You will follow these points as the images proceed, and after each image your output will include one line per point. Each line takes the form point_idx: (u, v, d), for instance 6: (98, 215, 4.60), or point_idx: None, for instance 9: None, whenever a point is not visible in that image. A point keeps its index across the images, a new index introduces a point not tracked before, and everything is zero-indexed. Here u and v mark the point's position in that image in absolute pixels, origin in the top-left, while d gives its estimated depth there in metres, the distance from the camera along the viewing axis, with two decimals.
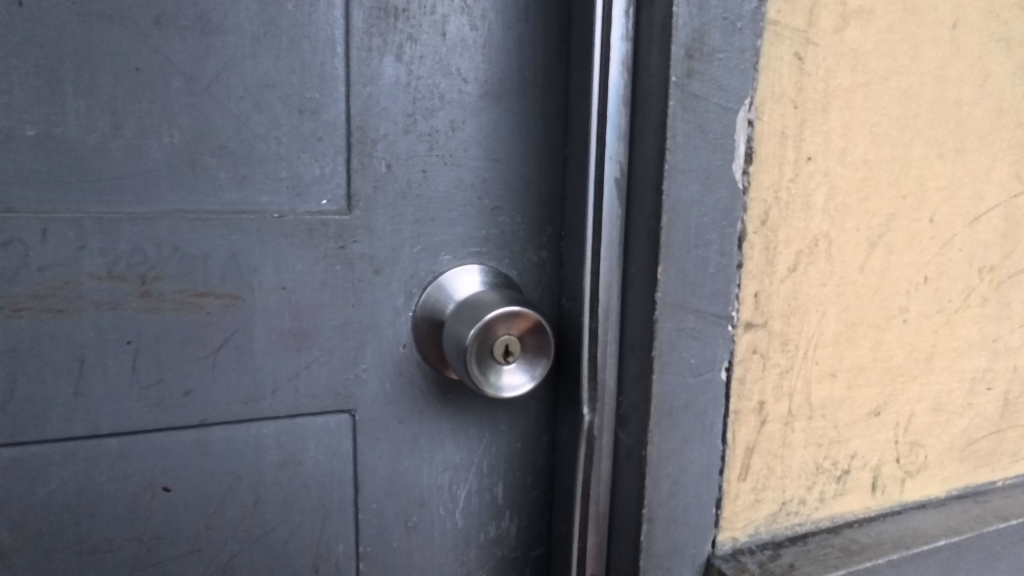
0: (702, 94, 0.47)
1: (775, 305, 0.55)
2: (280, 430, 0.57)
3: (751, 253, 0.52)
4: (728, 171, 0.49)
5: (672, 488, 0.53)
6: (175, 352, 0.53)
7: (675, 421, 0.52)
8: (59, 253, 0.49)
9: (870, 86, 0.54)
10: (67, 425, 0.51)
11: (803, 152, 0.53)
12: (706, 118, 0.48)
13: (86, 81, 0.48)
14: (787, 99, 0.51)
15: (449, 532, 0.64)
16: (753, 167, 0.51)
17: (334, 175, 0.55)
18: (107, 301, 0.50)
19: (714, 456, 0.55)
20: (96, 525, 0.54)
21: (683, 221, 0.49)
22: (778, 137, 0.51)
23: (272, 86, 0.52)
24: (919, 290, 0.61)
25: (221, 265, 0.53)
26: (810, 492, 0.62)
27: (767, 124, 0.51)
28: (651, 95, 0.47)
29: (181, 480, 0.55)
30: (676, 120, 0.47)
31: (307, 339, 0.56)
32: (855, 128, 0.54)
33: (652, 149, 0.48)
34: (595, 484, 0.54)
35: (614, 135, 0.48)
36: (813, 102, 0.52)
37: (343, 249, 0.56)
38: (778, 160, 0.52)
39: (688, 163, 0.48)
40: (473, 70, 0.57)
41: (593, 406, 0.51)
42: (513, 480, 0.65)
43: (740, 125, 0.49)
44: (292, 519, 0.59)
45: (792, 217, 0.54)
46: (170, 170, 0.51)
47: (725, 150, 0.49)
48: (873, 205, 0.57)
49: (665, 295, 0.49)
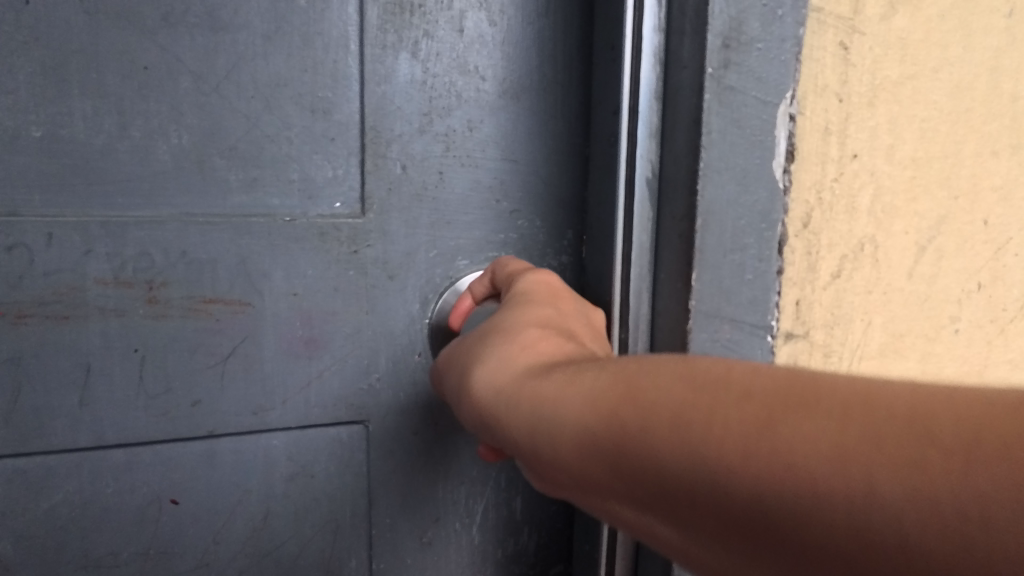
0: (739, 86, 0.44)
1: (817, 316, 0.51)
2: (291, 441, 0.55)
3: (792, 258, 0.49)
4: (767, 169, 0.46)
5: None
6: (182, 360, 0.51)
7: None
8: (65, 257, 0.47)
9: (919, 78, 0.50)
10: (72, 436, 0.50)
11: (847, 149, 0.49)
12: (743, 112, 0.44)
13: (92, 81, 0.47)
14: (830, 92, 0.47)
15: (465, 549, 0.61)
16: (795, 164, 0.47)
17: (347, 177, 0.53)
18: (113, 307, 0.49)
19: None
20: (103, 538, 0.52)
21: (719, 223, 0.45)
22: (821, 133, 0.48)
23: (283, 85, 0.50)
24: (971, 298, 0.57)
25: (229, 271, 0.51)
26: None
27: (809, 119, 0.47)
28: (683, 89, 0.44)
29: (190, 493, 0.53)
30: (712, 114, 0.43)
31: (318, 348, 0.54)
32: (903, 124, 0.51)
33: (684, 146, 0.45)
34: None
35: (643, 132, 0.46)
36: (859, 95, 0.48)
37: (356, 254, 0.53)
38: (820, 157, 0.48)
39: (724, 161, 0.44)
40: (491, 67, 0.54)
41: None
42: (531, 495, 0.62)
43: (781, 120, 0.46)
44: (302, 535, 0.56)
45: (836, 220, 0.50)
46: (178, 171, 0.49)
47: (763, 147, 0.46)
48: (921, 206, 0.53)
49: (698, 304, 0.46)
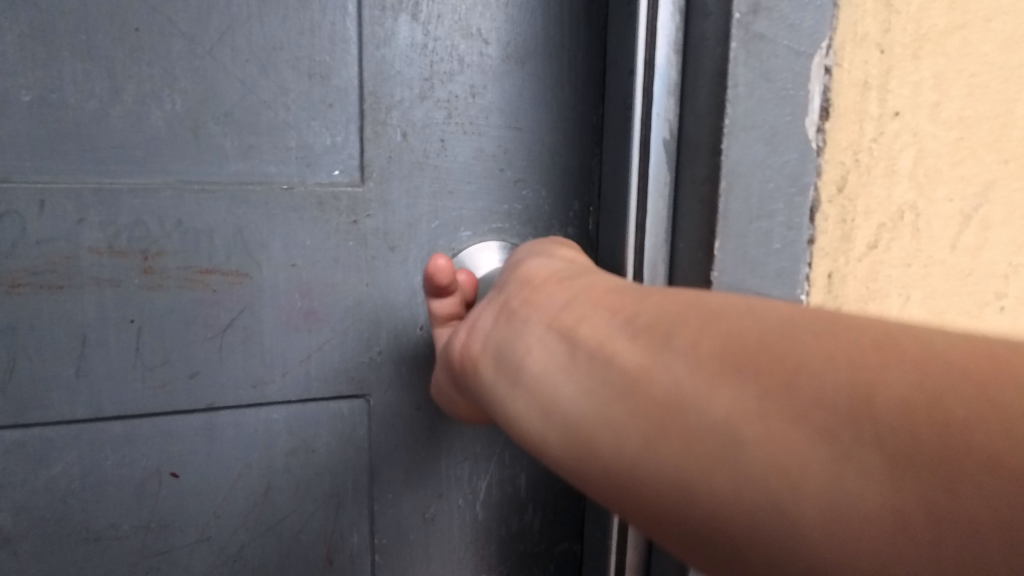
0: (770, 35, 0.42)
1: (850, 289, 0.51)
2: (291, 415, 0.54)
3: (824, 227, 0.48)
4: (799, 127, 0.45)
5: None
6: (180, 332, 0.50)
7: None
8: (58, 226, 0.46)
9: (969, 28, 0.49)
10: (70, 408, 0.49)
11: (889, 106, 0.48)
12: (773, 63, 0.43)
13: (82, 43, 0.45)
14: (870, 42, 0.46)
15: (468, 525, 0.61)
16: (829, 123, 0.46)
17: (346, 145, 0.51)
18: (108, 277, 0.48)
19: None
20: (103, 510, 0.51)
21: (744, 186, 0.43)
22: (860, 87, 0.47)
23: (279, 49, 0.49)
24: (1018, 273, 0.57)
25: (227, 241, 0.50)
26: None
27: (846, 72, 0.46)
28: (707, 38, 0.43)
29: (189, 466, 0.53)
30: (739, 66, 0.42)
31: (318, 320, 0.53)
32: (951, 78, 0.50)
33: (706, 103, 0.43)
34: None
35: (661, 88, 0.44)
36: (902, 46, 0.47)
37: (356, 225, 0.52)
38: (859, 115, 0.47)
39: (750, 118, 0.43)
40: (495, 30, 0.53)
41: None
42: (536, 472, 0.61)
43: (816, 73, 0.45)
44: (303, 510, 0.56)
45: (873, 184, 0.49)
46: (172, 139, 0.48)
47: (795, 102, 0.44)
48: (968, 170, 0.52)
49: (721, 274, 0.44)
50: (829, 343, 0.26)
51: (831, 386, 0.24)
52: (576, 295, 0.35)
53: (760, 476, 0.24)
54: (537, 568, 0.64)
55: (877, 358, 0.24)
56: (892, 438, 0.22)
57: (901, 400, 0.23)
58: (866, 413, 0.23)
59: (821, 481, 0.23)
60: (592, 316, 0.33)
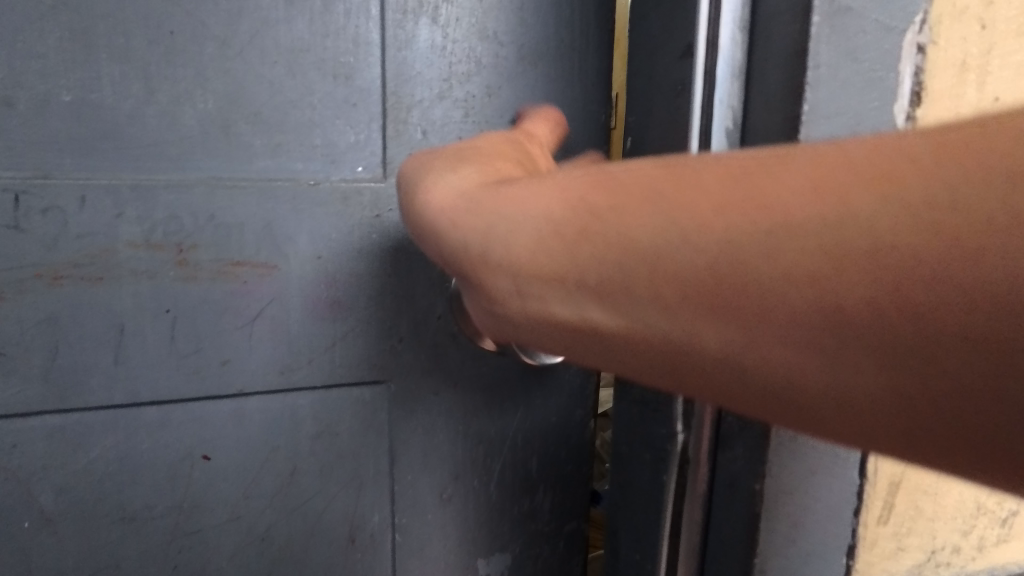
0: (859, 11, 0.45)
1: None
2: (317, 400, 0.57)
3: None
4: (889, 111, 0.48)
5: (792, 526, 0.50)
6: (212, 321, 0.52)
7: (800, 448, 0.49)
8: (97, 220, 0.49)
9: None
10: (108, 394, 0.51)
11: (988, 90, 0.51)
12: (861, 41, 0.46)
13: (120, 45, 0.47)
14: (970, 18, 0.49)
15: (483, 505, 0.64)
16: (924, 105, 0.49)
17: (368, 142, 0.54)
18: (144, 269, 0.50)
19: (846, 488, 0.52)
20: (138, 492, 0.54)
21: None
22: (958, 67, 0.50)
23: (305, 51, 0.51)
24: None
25: (256, 234, 0.52)
26: (965, 538, 0.60)
27: (943, 50, 0.49)
28: (783, 13, 0.46)
29: (220, 449, 0.55)
30: (822, 44, 0.44)
31: (342, 310, 0.55)
32: None
33: (776, 86, 0.47)
34: (686, 524, 0.54)
35: (727, 71, 0.48)
36: (1003, 26, 0.50)
37: (378, 219, 0.55)
38: (955, 97, 0.51)
39: (834, 103, 0.46)
40: (509, 33, 0.55)
41: (685, 423, 0.53)
42: (547, 454, 0.64)
43: (910, 52, 0.48)
44: (327, 491, 0.59)
45: None
46: (205, 137, 0.50)
47: (882, 85, 0.48)
48: None
49: None
50: (775, 262, 0.24)
51: (797, 312, 0.24)
52: (515, 246, 0.32)
53: (771, 393, 0.26)
54: (547, 547, 0.67)
55: (828, 269, 0.23)
56: (890, 355, 0.22)
57: (867, 309, 0.22)
58: (842, 331, 0.23)
59: (839, 399, 0.24)
60: (548, 271, 0.31)
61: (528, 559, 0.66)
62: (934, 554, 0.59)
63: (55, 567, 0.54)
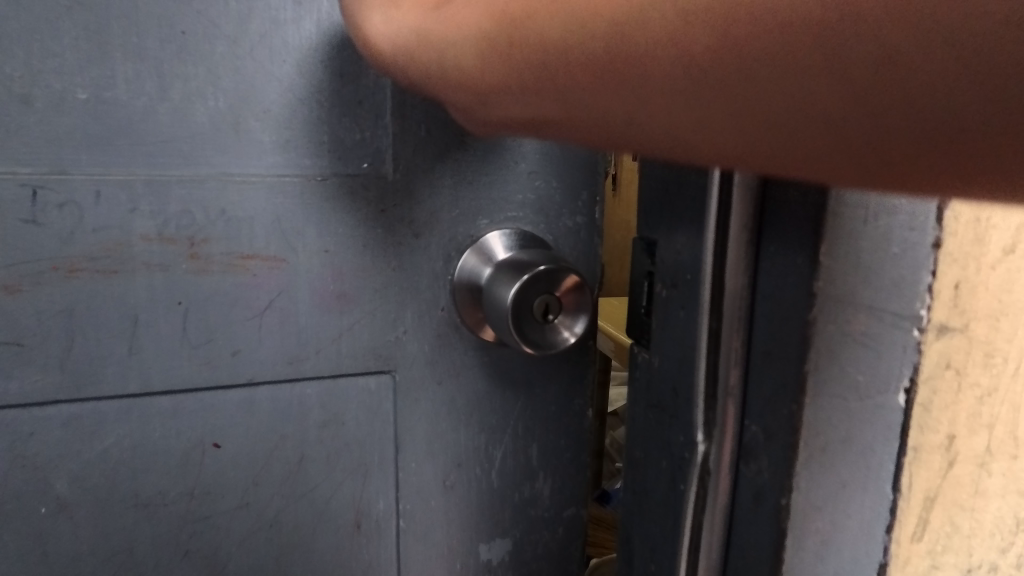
0: None
1: (980, 302, 0.42)
2: (324, 389, 0.58)
3: (954, 226, 0.39)
4: None
5: (818, 551, 0.41)
6: (223, 313, 0.54)
7: (829, 462, 0.39)
8: (111, 215, 0.50)
9: None
10: (123, 383, 0.53)
11: None
12: None
13: (134, 45, 0.49)
14: None
15: (485, 492, 0.66)
16: None
17: (375, 139, 0.55)
18: (157, 262, 0.52)
19: (882, 507, 0.42)
20: (152, 479, 0.56)
21: None
22: None
23: (313, 49, 0.52)
24: None
25: (265, 229, 0.54)
26: (1004, 559, 0.50)
27: None
28: None
29: (230, 438, 0.57)
30: None
31: (349, 302, 0.57)
32: None
33: None
34: (704, 552, 0.43)
35: None
36: None
37: (383, 213, 0.56)
38: None
39: None
40: None
41: (708, 433, 0.42)
42: (547, 442, 0.66)
43: None
44: (334, 478, 0.61)
45: None
46: (216, 134, 0.52)
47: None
48: None
49: (833, 280, 0.37)
50: (648, 27, 0.29)
51: (663, 66, 0.29)
52: (464, 57, 0.40)
53: (669, 144, 0.33)
54: (547, 532, 0.69)
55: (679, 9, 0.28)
56: (739, 76, 0.27)
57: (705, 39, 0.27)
58: (699, 63, 0.28)
59: (722, 142, 0.30)
60: (487, 69, 0.39)
61: (528, 544, 0.68)
62: (970, 574, 0.48)
63: (71, 551, 0.55)
